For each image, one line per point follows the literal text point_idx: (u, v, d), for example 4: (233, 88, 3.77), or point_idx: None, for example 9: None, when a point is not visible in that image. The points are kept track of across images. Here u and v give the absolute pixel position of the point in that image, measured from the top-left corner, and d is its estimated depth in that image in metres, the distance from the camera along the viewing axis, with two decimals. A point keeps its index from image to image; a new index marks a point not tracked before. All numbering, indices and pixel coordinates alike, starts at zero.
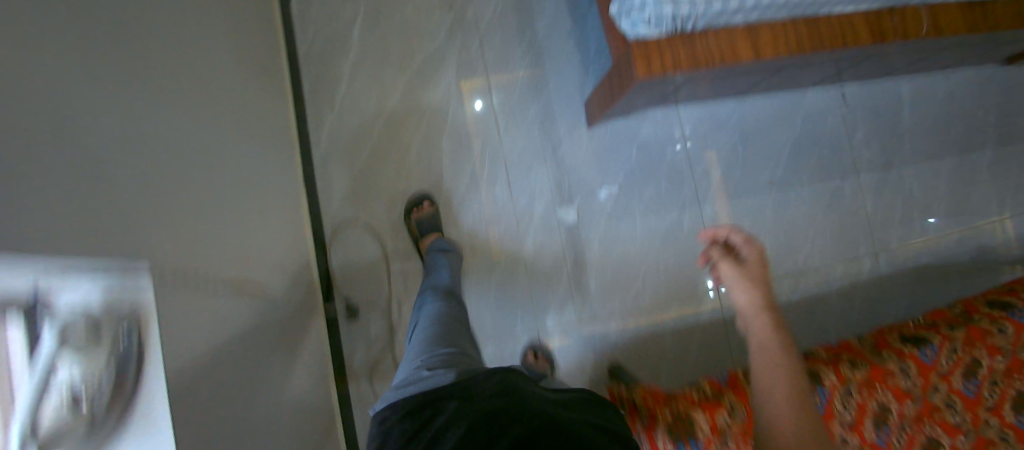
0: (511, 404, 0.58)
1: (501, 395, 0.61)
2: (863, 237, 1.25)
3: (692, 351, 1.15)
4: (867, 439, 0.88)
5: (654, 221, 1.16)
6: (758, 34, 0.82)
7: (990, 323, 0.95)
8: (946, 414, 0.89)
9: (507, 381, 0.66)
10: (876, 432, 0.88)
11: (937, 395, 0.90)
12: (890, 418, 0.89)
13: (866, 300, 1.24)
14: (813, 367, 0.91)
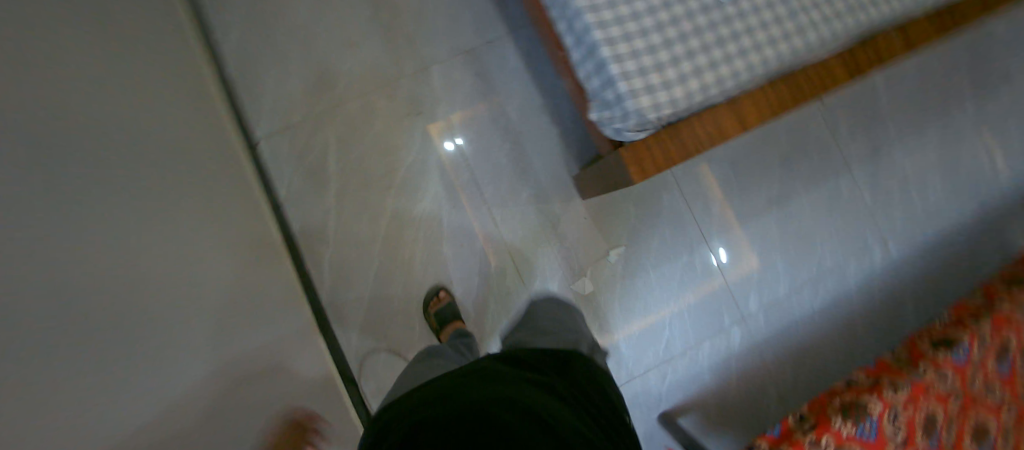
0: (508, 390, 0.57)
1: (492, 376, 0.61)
2: (867, 227, 1.25)
3: (733, 387, 1.14)
4: None
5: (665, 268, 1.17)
6: (739, 103, 0.81)
7: (1015, 304, 0.91)
8: (1021, 411, 0.81)
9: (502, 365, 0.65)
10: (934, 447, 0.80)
11: (995, 391, 0.83)
12: (945, 429, 0.81)
13: (885, 288, 1.23)
14: (857, 396, 0.84)
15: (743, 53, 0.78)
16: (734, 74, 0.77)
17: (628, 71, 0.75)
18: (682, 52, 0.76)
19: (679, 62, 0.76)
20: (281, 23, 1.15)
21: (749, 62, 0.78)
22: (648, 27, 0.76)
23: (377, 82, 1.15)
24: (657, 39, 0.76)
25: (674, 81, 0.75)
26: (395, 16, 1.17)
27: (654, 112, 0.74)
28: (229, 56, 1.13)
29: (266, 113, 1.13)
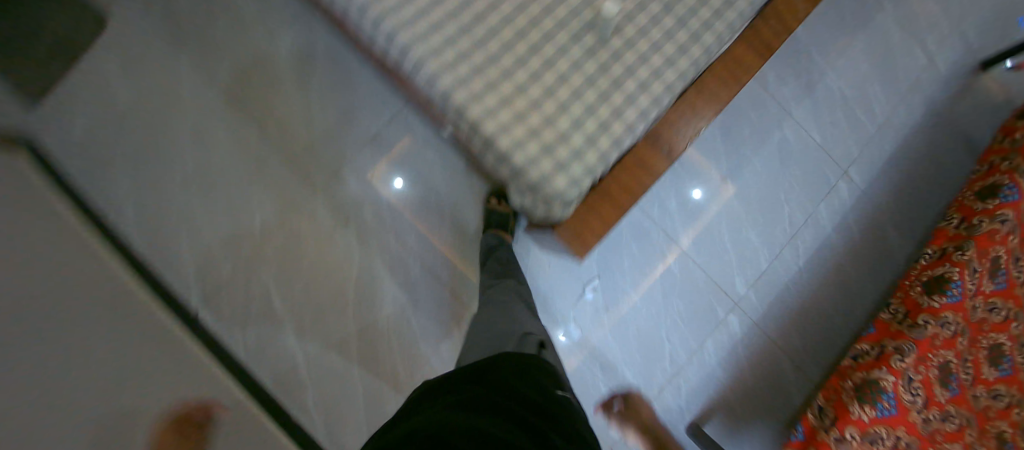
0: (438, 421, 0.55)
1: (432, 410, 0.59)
2: (827, 165, 1.20)
3: (747, 372, 1.13)
4: (959, 408, 0.75)
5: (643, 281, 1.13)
6: (657, 131, 0.71)
7: (991, 219, 0.84)
8: None
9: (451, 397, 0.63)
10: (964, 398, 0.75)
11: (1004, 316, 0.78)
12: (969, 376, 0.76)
13: (861, 217, 1.20)
14: (869, 373, 0.80)
15: (657, 75, 0.68)
16: (654, 101, 0.67)
17: (542, 141, 0.62)
18: (595, 97, 0.65)
19: (595, 109, 0.65)
20: (177, 182, 1.09)
21: (667, 82, 0.68)
22: (546, 81, 0.64)
23: (296, 204, 1.10)
24: (560, 91, 0.64)
25: (595, 134, 0.64)
26: (285, 131, 1.10)
27: (584, 176, 0.64)
28: (133, 234, 1.06)
29: (192, 278, 1.06)
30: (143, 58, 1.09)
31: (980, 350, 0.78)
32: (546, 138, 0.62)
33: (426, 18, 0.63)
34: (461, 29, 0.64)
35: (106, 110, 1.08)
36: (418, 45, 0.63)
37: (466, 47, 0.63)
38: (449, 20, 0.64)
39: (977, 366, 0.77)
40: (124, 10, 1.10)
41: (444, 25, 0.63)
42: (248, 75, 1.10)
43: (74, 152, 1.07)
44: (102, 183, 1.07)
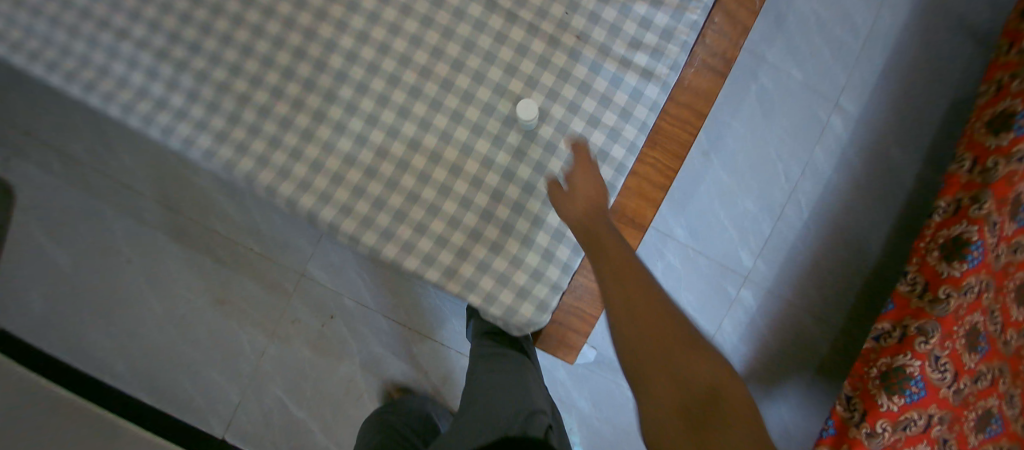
0: None
1: None
2: (814, 101, 1.07)
3: (777, 346, 1.06)
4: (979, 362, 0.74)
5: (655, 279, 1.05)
6: (622, 208, 0.64)
7: (1005, 160, 0.77)
8: None
9: None
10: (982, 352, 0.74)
11: None
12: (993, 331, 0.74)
13: (865, 146, 1.08)
14: (895, 359, 0.76)
15: (603, 153, 0.61)
16: (605, 185, 0.61)
17: (496, 270, 0.58)
18: (541, 202, 0.59)
19: (545, 215, 0.59)
20: (152, 325, 1.05)
21: (615, 160, 0.61)
22: (481, 203, 0.59)
23: (270, 314, 1.04)
24: (501, 209, 0.59)
25: (552, 243, 0.58)
26: (235, 250, 1.03)
27: (551, 291, 0.58)
28: (133, 388, 1.05)
29: (208, 411, 1.06)
30: (65, 216, 1.03)
31: (1008, 295, 0.74)
32: (497, 262, 0.58)
33: (331, 170, 0.59)
34: (369, 169, 0.59)
35: (52, 279, 1.04)
36: (329, 204, 0.58)
37: (380, 188, 0.59)
38: (355, 166, 0.59)
39: (1006, 312, 0.74)
40: (22, 172, 1.02)
41: (353, 176, 0.59)
42: (177, 202, 1.02)
43: (40, 330, 1.05)
44: (81, 348, 1.05)
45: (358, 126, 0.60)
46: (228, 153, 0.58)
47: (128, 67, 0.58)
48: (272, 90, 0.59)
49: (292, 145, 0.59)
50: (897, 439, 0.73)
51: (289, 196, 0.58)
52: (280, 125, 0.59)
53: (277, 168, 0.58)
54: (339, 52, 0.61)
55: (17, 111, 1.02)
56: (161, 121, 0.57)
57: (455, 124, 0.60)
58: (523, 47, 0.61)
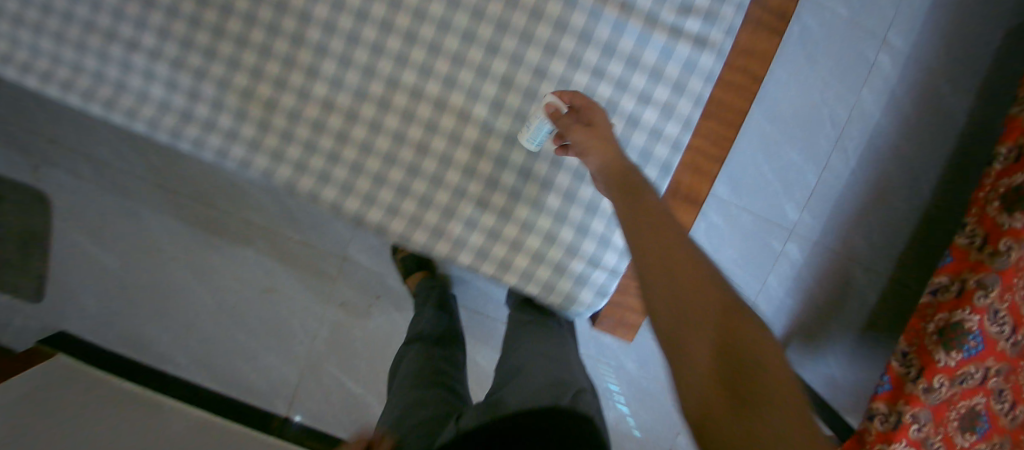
0: None
1: None
2: (864, 39, 1.00)
3: (817, 294, 1.08)
4: None
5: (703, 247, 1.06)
6: (678, 184, 0.64)
7: None
8: None
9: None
10: None
11: None
12: None
13: (916, 85, 1.02)
14: (951, 314, 0.75)
15: (657, 133, 0.62)
16: (662, 166, 0.63)
17: (541, 278, 0.67)
18: (592, 191, 0.64)
19: (595, 206, 0.65)
20: (206, 317, 1.07)
21: (671, 137, 0.62)
22: (535, 197, 0.65)
23: (318, 300, 1.06)
24: (554, 203, 0.65)
25: (608, 228, 0.65)
26: (275, 239, 1.03)
27: (608, 272, 0.67)
28: (197, 375, 1.10)
29: (269, 390, 1.11)
30: (104, 218, 1.03)
31: None
32: (556, 255, 0.66)
33: (396, 183, 0.66)
34: (434, 176, 0.65)
35: (102, 280, 1.07)
36: (398, 217, 0.66)
37: (446, 195, 0.65)
38: (418, 177, 0.65)
39: None
40: (54, 180, 1.02)
41: (417, 186, 0.65)
42: (213, 197, 1.01)
43: (100, 329, 1.09)
44: (144, 344, 1.09)
45: (411, 136, 0.64)
46: (291, 172, 0.66)
47: (209, 109, 0.65)
48: (321, 102, 0.64)
49: (351, 161, 0.65)
50: (954, 392, 0.75)
51: (358, 213, 0.67)
52: (337, 140, 0.65)
53: (343, 185, 0.66)
54: (379, 63, 0.63)
55: (35, 117, 0.99)
56: (236, 155, 0.65)
57: (501, 123, 0.63)
58: (555, 38, 0.60)
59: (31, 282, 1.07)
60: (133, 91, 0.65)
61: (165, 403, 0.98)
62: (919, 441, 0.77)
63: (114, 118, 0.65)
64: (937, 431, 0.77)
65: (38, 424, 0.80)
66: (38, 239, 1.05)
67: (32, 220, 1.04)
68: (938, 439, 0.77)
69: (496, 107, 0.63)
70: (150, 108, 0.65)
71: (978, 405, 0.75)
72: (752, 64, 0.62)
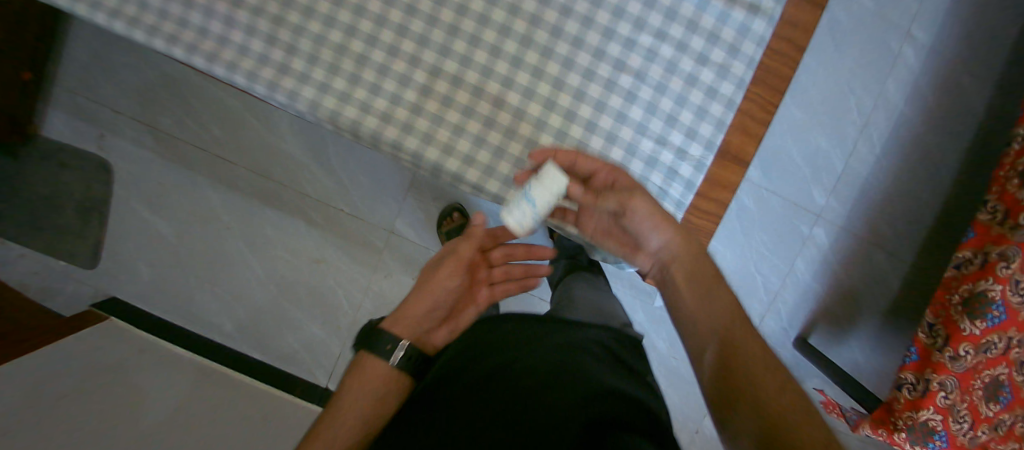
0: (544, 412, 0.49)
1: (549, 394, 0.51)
2: (885, 36, 1.08)
3: (842, 277, 1.13)
4: None
5: (721, 254, 1.12)
6: (728, 145, 0.67)
7: None
8: None
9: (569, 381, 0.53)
10: None
11: None
12: None
13: (933, 80, 1.10)
14: (976, 284, 0.80)
15: (713, 92, 0.66)
16: (717, 123, 0.66)
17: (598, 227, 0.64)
18: (654, 146, 0.66)
19: (657, 159, 0.66)
20: (256, 285, 1.12)
21: (726, 96, 0.66)
22: (600, 150, 0.66)
23: (365, 270, 1.11)
24: (617, 156, 0.66)
25: (665, 182, 0.66)
26: (326, 211, 1.10)
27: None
28: (241, 344, 1.14)
29: (310, 360, 1.14)
30: (163, 188, 1.09)
31: None
32: None
33: (472, 133, 0.65)
34: (509, 127, 0.65)
35: (156, 248, 1.11)
36: (474, 167, 0.65)
37: (520, 145, 0.65)
38: (494, 129, 0.65)
39: None
40: (118, 149, 1.07)
41: (492, 137, 0.65)
42: (269, 169, 1.08)
43: (150, 296, 1.13)
44: (191, 311, 1.13)
45: (488, 90, 0.65)
46: (376, 123, 0.64)
47: (284, 54, 0.64)
48: (408, 58, 0.64)
49: (431, 113, 0.65)
50: (979, 361, 0.77)
51: (436, 163, 0.65)
52: (420, 93, 0.65)
53: (422, 136, 0.65)
54: (461, 21, 0.65)
55: (103, 88, 1.05)
56: (308, 97, 0.64)
57: (570, 80, 0.65)
58: (623, 4, 0.65)
59: (86, 248, 1.10)
60: (201, 32, 0.63)
61: (193, 372, 0.98)
62: (948, 408, 0.79)
63: (195, 62, 0.63)
64: (962, 393, 0.78)
65: (69, 405, 0.80)
66: (97, 206, 1.09)
67: (92, 188, 1.09)
68: (963, 407, 0.78)
69: (567, 65, 0.65)
70: (230, 52, 0.63)
71: (996, 373, 0.76)
72: (798, 36, 0.67)
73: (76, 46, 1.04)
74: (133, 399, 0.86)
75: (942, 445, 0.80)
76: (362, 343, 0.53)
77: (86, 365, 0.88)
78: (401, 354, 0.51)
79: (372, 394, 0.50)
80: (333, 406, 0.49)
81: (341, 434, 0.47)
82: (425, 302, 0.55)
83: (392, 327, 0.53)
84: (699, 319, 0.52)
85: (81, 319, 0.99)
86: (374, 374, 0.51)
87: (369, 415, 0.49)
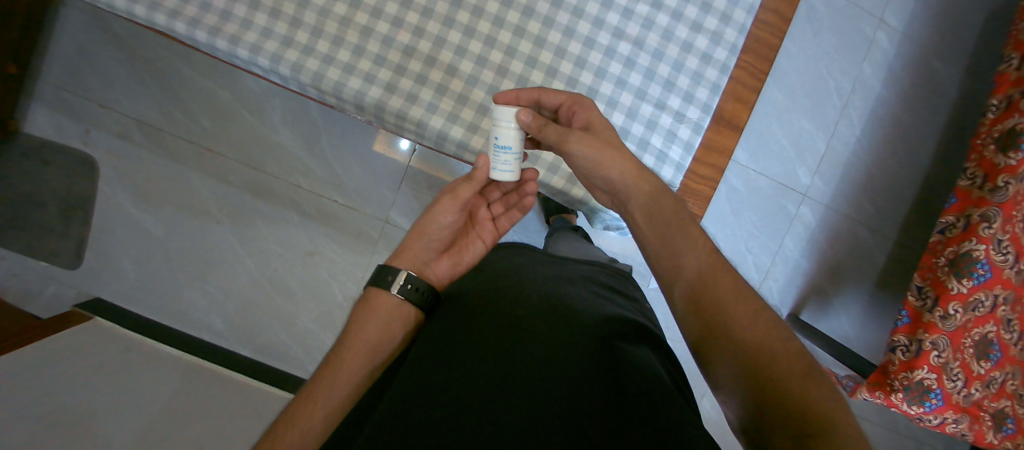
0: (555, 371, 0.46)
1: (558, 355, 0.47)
2: (861, 21, 1.12)
3: (831, 254, 1.15)
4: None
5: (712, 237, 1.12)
6: (721, 111, 0.70)
7: None
8: None
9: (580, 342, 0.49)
10: None
11: None
12: None
13: (907, 61, 1.14)
14: (959, 246, 0.83)
15: (707, 57, 0.69)
16: (713, 87, 0.69)
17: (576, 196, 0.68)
18: (653, 110, 0.69)
19: (656, 122, 0.69)
20: (247, 280, 1.10)
21: (719, 61, 0.69)
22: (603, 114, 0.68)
23: (360, 262, 1.10)
24: (619, 120, 0.68)
25: (665, 144, 0.69)
26: (319, 202, 1.09)
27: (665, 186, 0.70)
28: (232, 342, 1.10)
29: (304, 356, 1.11)
30: (150, 182, 1.07)
31: None
32: None
33: (477, 102, 0.67)
34: None
35: (143, 245, 1.08)
36: (479, 135, 0.67)
37: None
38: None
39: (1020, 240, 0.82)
40: (103, 144, 1.06)
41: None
42: (260, 161, 1.07)
43: (134, 295, 1.09)
44: (179, 310, 1.10)
45: (492, 60, 0.68)
46: (381, 93, 0.66)
47: (287, 27, 0.65)
48: (413, 29, 0.67)
49: (437, 83, 0.67)
50: (967, 319, 0.81)
51: (441, 131, 0.67)
52: (426, 64, 0.67)
53: (428, 106, 0.67)
54: None
55: (90, 83, 1.04)
56: (311, 68, 0.65)
57: (571, 47, 0.68)
58: None
59: (69, 247, 1.07)
60: (199, 4, 0.65)
61: (192, 374, 0.94)
62: (940, 367, 0.79)
63: (200, 37, 0.64)
64: (955, 352, 0.80)
65: (72, 404, 0.77)
66: (80, 204, 1.06)
67: (75, 184, 1.06)
68: (955, 364, 0.80)
69: (567, 34, 0.68)
70: (235, 26, 0.65)
71: (982, 329, 0.81)
72: (784, 6, 0.70)
73: (62, 42, 1.03)
74: (138, 399, 0.82)
75: (937, 404, 0.80)
76: (372, 279, 0.59)
77: (83, 367, 0.85)
78: (404, 285, 0.57)
79: (379, 320, 0.56)
80: (346, 333, 0.55)
81: (351, 352, 0.53)
82: (423, 235, 0.62)
83: (394, 262, 0.61)
84: (666, 261, 0.50)
85: (61, 320, 0.95)
86: (381, 304, 0.57)
87: (376, 336, 0.55)
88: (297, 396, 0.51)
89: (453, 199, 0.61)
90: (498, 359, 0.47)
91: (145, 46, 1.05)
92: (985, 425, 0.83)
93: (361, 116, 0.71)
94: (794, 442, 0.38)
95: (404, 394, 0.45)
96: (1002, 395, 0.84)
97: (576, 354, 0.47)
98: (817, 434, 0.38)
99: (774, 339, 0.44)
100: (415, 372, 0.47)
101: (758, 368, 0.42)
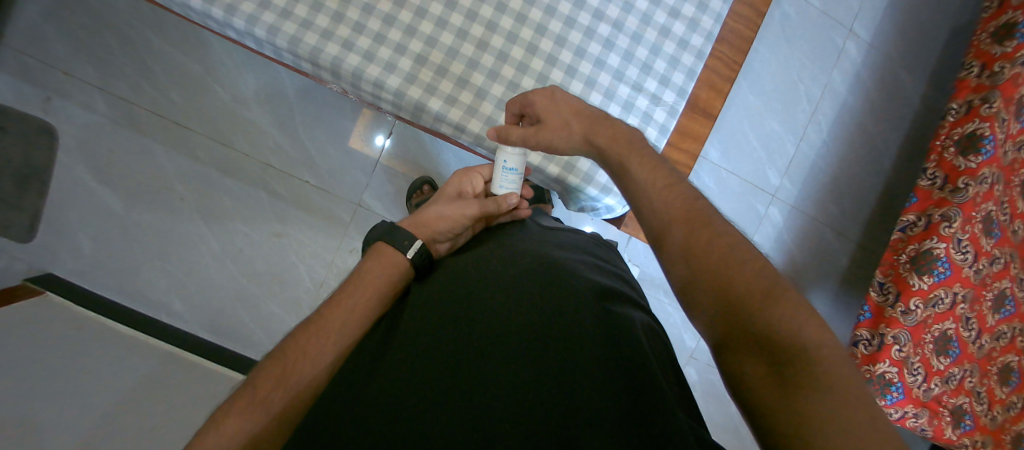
0: (529, 357, 0.44)
1: (534, 343, 0.45)
2: (833, 31, 1.16)
3: (800, 254, 1.16)
4: (983, 254, 0.84)
5: None
6: (696, 99, 0.71)
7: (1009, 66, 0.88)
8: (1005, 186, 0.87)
9: (558, 327, 0.47)
10: (987, 239, 0.84)
11: None
12: (995, 222, 0.85)
13: (876, 72, 1.18)
14: (921, 244, 0.85)
15: (684, 43, 0.70)
16: (688, 72, 0.70)
17: (581, 170, 0.72)
18: (630, 91, 0.69)
19: (631, 104, 0.69)
20: (210, 261, 1.06)
21: (695, 47, 0.70)
22: (580, 93, 0.68)
23: (330, 246, 1.07)
24: (596, 99, 0.68)
25: (641, 125, 0.69)
26: (289, 183, 1.06)
27: None
28: (192, 324, 1.05)
29: (267, 341, 1.07)
30: (113, 155, 1.03)
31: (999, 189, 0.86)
32: (569, 177, 0.72)
33: (456, 74, 0.67)
34: (490, 69, 0.68)
35: (101, 219, 1.04)
36: (457, 107, 0.67)
37: (501, 87, 0.68)
38: (477, 70, 0.67)
39: (982, 241, 0.84)
40: (64, 113, 1.02)
41: (475, 78, 0.67)
42: (230, 137, 1.05)
43: (89, 271, 1.04)
44: (136, 289, 1.05)
45: (473, 34, 0.67)
46: (359, 61, 0.65)
47: None
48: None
49: (417, 54, 0.66)
50: (928, 315, 0.83)
51: (419, 102, 0.67)
52: (405, 34, 0.66)
53: (407, 76, 0.66)
54: None
55: (55, 49, 1.01)
56: (287, 32, 0.64)
57: (552, 26, 0.68)
58: None
59: (22, 219, 1.01)
60: None
61: (153, 360, 0.89)
62: (901, 361, 0.83)
63: None
64: (917, 347, 0.83)
65: (16, 369, 0.73)
66: (38, 174, 1.02)
67: (30, 153, 1.02)
68: (916, 359, 0.83)
69: (547, 12, 0.68)
70: None
71: (944, 326, 0.83)
72: (759, 0, 0.71)
73: (27, 6, 1.00)
74: (83, 378, 0.77)
75: (898, 397, 0.84)
76: (381, 234, 0.57)
77: (29, 340, 0.80)
78: (414, 250, 0.55)
79: (384, 272, 0.54)
80: (352, 276, 0.54)
81: (360, 298, 0.52)
82: (441, 219, 0.59)
83: (407, 227, 0.58)
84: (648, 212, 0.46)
85: (7, 293, 0.90)
86: (391, 262, 0.55)
87: (383, 285, 0.54)
88: (306, 324, 0.49)
89: (480, 205, 0.59)
90: (491, 344, 0.45)
91: (116, 15, 1.02)
92: (943, 420, 0.86)
93: (338, 84, 0.70)
94: (768, 372, 0.37)
95: (389, 393, 0.42)
96: (962, 391, 0.86)
97: (571, 331, 0.47)
98: (793, 360, 0.36)
99: (740, 269, 0.40)
100: (402, 368, 0.44)
101: (728, 305, 0.39)
